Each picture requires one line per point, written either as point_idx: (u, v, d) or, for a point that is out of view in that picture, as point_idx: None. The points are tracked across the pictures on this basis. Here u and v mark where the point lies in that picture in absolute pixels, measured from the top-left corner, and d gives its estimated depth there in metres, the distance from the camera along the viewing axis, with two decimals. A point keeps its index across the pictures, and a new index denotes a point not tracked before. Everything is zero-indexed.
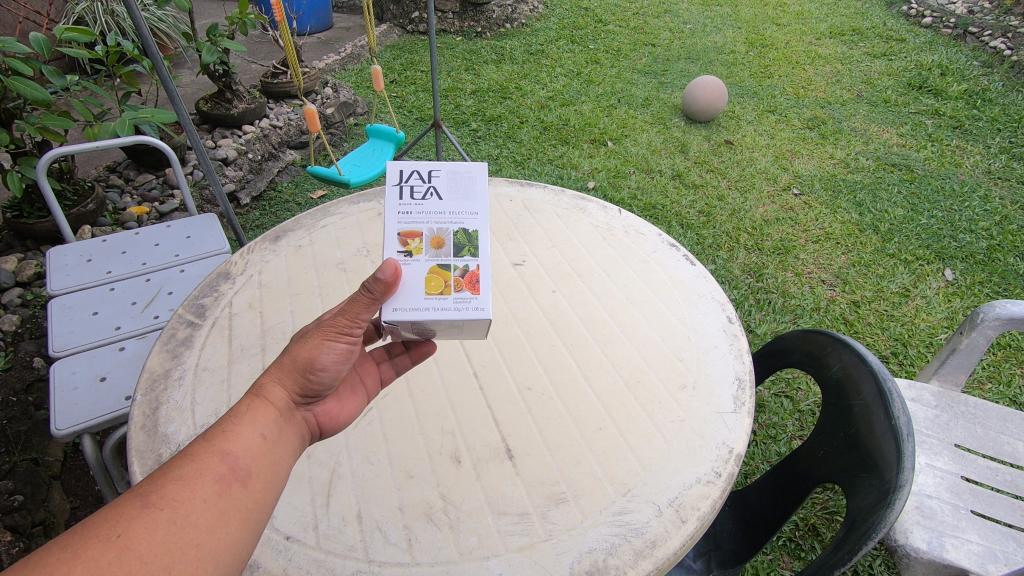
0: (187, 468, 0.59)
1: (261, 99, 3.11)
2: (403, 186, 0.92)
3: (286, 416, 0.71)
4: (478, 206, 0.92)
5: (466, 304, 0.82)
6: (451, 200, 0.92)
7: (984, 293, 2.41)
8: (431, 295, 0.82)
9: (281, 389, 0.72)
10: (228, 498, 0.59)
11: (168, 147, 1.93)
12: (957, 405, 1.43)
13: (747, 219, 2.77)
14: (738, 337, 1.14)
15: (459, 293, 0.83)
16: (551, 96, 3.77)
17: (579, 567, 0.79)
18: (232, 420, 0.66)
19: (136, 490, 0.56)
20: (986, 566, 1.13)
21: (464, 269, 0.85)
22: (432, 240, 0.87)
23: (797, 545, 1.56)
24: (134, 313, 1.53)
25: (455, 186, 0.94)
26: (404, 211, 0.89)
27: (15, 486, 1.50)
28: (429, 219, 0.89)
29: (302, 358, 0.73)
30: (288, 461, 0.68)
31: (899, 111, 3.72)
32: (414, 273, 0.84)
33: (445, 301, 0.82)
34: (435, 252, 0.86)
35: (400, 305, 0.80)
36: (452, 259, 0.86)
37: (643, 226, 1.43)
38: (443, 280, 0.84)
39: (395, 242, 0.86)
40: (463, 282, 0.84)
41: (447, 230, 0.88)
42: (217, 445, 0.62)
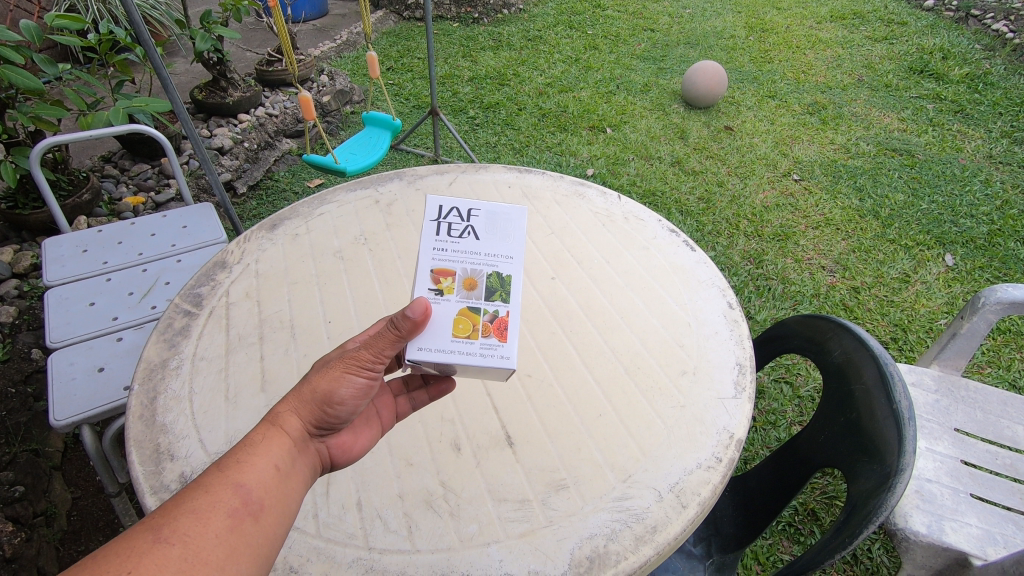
0: (200, 500, 0.57)
1: (256, 87, 3.07)
2: (440, 222, 0.91)
3: (301, 446, 0.68)
4: (513, 249, 0.89)
5: (492, 351, 0.80)
6: (487, 241, 0.89)
7: (985, 278, 2.41)
8: (457, 338, 0.80)
9: (297, 419, 0.68)
10: (240, 533, 0.57)
11: (163, 136, 1.87)
12: (958, 389, 1.43)
13: (747, 206, 2.75)
14: (739, 323, 1.14)
15: (485, 338, 0.81)
16: (550, 83, 3.73)
17: (580, 553, 0.79)
18: (245, 449, 0.63)
19: (148, 522, 0.53)
20: (986, 549, 1.14)
21: (494, 313, 0.83)
22: (464, 281, 0.85)
23: (797, 530, 1.57)
24: (131, 304, 1.52)
25: (493, 227, 0.91)
26: (440, 248, 0.88)
27: (16, 477, 1.50)
28: (463, 258, 0.87)
29: (322, 390, 0.69)
30: (300, 492, 0.65)
31: (900, 95, 3.69)
32: (443, 313, 0.82)
33: (471, 345, 0.80)
34: (467, 293, 0.84)
35: (427, 345, 0.79)
36: (483, 303, 0.83)
37: (643, 212, 1.42)
38: (471, 323, 0.81)
39: (428, 279, 0.84)
40: (491, 328, 0.82)
41: (481, 272, 0.86)
42: (231, 477, 0.60)
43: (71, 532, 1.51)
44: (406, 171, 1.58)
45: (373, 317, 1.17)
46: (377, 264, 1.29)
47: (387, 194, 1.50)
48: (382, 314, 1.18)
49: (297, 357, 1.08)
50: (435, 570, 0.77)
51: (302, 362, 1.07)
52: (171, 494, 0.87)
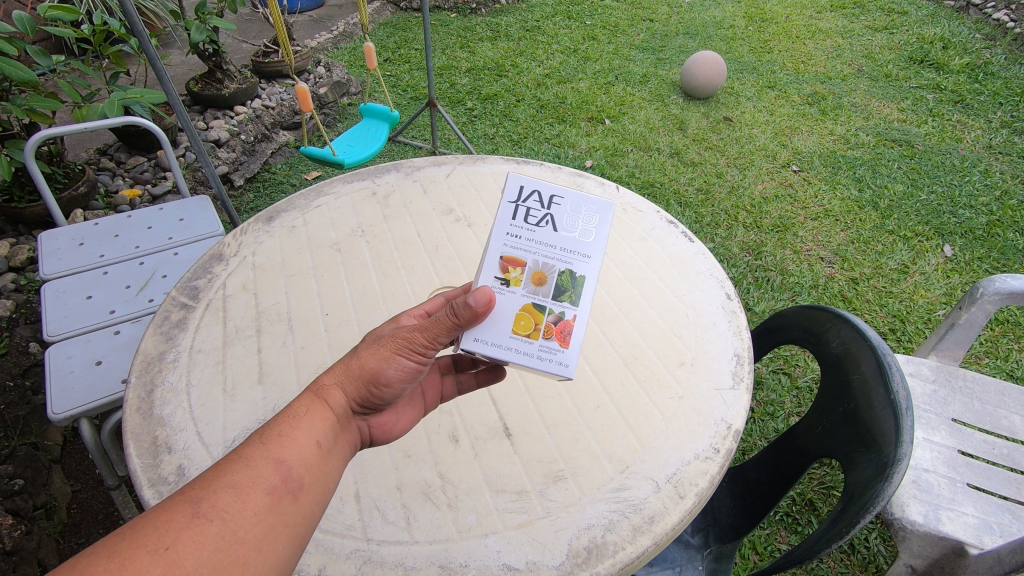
0: (240, 475, 0.56)
1: (252, 79, 3.05)
2: (519, 206, 0.87)
3: (342, 424, 0.68)
4: (592, 248, 0.86)
5: (550, 355, 0.79)
6: (565, 235, 0.86)
7: (983, 269, 2.41)
8: (518, 337, 0.79)
9: (342, 395, 0.68)
10: (278, 512, 0.56)
11: (158, 128, 1.84)
12: (955, 379, 1.44)
13: (745, 197, 2.75)
14: (737, 314, 1.13)
15: (545, 341, 0.80)
16: (548, 74, 3.71)
17: (578, 544, 0.79)
18: (288, 423, 0.63)
19: (188, 495, 0.53)
20: (982, 538, 1.14)
21: (559, 315, 0.81)
22: (533, 275, 0.83)
23: (794, 519, 1.58)
24: (128, 297, 1.52)
25: (575, 220, 0.87)
26: (514, 233, 0.85)
27: (16, 470, 1.50)
28: (537, 250, 0.84)
29: (370, 368, 0.69)
30: (338, 472, 0.64)
31: (900, 85, 3.67)
32: (506, 306, 0.80)
33: (530, 346, 0.79)
34: (534, 289, 0.82)
35: (486, 339, 0.78)
36: (549, 302, 0.81)
37: (641, 203, 1.41)
38: (534, 321, 0.80)
39: (498, 267, 0.82)
40: (554, 330, 0.80)
41: (552, 267, 0.83)
42: (272, 451, 0.59)
43: (71, 525, 1.52)
44: (404, 163, 1.57)
45: (371, 310, 1.16)
46: (375, 257, 1.29)
47: (384, 186, 1.49)
48: (380, 306, 1.17)
49: (295, 349, 1.08)
50: (433, 561, 0.77)
51: (299, 355, 1.07)
52: (170, 487, 0.87)
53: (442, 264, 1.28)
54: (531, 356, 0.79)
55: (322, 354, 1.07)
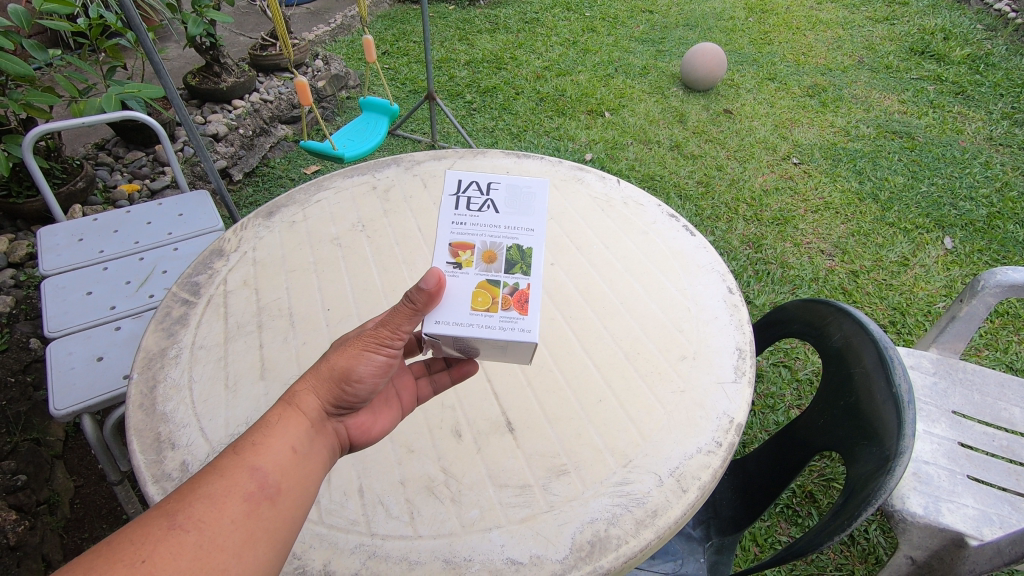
0: (215, 485, 0.57)
1: (250, 73, 3.04)
2: (459, 198, 0.90)
3: (318, 426, 0.68)
4: (535, 222, 0.89)
5: (513, 324, 0.78)
6: (507, 214, 0.89)
7: (983, 261, 2.41)
8: (477, 312, 0.79)
9: (315, 398, 0.68)
10: (256, 517, 0.57)
11: (156, 123, 1.82)
12: (956, 371, 1.44)
13: (746, 189, 2.74)
14: (738, 308, 1.14)
15: (505, 311, 0.80)
16: (547, 66, 3.69)
17: (581, 538, 0.80)
18: (262, 431, 0.63)
19: (163, 508, 0.54)
20: (982, 529, 1.15)
21: (514, 286, 0.82)
22: (483, 254, 0.84)
23: (794, 511, 1.59)
24: (129, 292, 1.52)
25: (514, 202, 0.91)
26: (459, 221, 0.87)
27: (18, 466, 1.51)
28: (483, 232, 0.86)
29: (340, 367, 0.69)
30: (318, 476, 0.64)
31: (901, 77, 3.66)
32: (460, 286, 0.81)
33: (491, 318, 0.79)
34: (486, 265, 0.83)
35: (445, 319, 0.77)
36: (502, 276, 0.82)
37: (642, 197, 1.41)
38: (491, 296, 0.80)
39: (447, 252, 0.83)
40: (512, 300, 0.80)
41: (500, 245, 0.85)
42: (247, 459, 0.60)
43: (74, 520, 1.52)
44: (403, 157, 1.57)
45: (372, 305, 1.16)
46: (375, 252, 1.28)
47: (384, 180, 1.49)
48: (381, 301, 1.17)
49: (296, 345, 1.08)
50: (438, 556, 0.78)
51: (300, 350, 1.07)
52: (174, 483, 0.87)
53: None
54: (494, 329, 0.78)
55: (324, 350, 1.07)
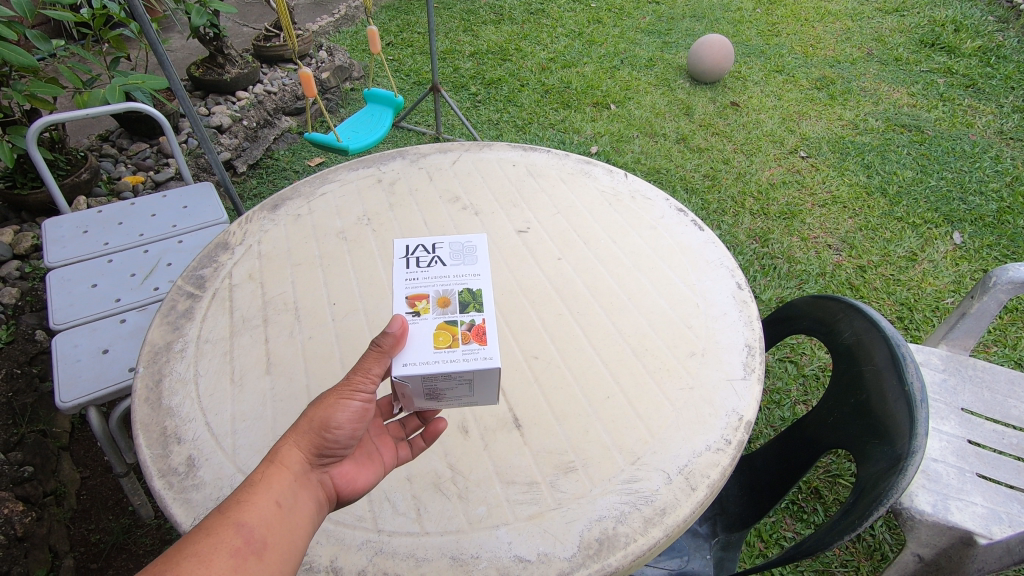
0: (201, 543, 0.56)
1: (253, 64, 3.02)
2: (407, 258, 0.90)
3: (303, 479, 0.67)
4: (481, 267, 0.89)
5: (477, 354, 0.76)
6: (455, 265, 0.89)
7: (993, 256, 2.39)
8: (439, 349, 0.77)
9: (297, 451, 0.67)
10: (243, 573, 0.56)
11: (160, 114, 1.81)
12: (965, 368, 1.43)
13: (752, 183, 2.72)
14: (747, 304, 1.12)
15: (466, 345, 0.78)
16: (553, 58, 3.66)
17: (589, 535, 0.79)
18: (246, 487, 0.62)
19: (149, 570, 0.53)
20: (991, 527, 1.14)
21: (473, 321, 0.80)
22: (438, 301, 0.83)
23: (799, 507, 1.58)
24: (133, 285, 1.51)
25: (460, 253, 0.91)
26: (410, 277, 0.86)
27: (24, 458, 1.50)
28: (435, 283, 0.85)
29: (318, 418, 0.68)
30: (305, 528, 0.64)
31: (910, 69, 3.62)
32: (420, 330, 0.79)
33: (453, 353, 0.76)
34: (442, 308, 0.82)
35: (408, 358, 0.75)
36: (458, 315, 0.81)
37: (650, 191, 1.40)
38: (450, 333, 0.78)
39: (402, 304, 0.82)
40: (470, 334, 0.78)
41: (452, 290, 0.84)
42: (233, 516, 0.59)
43: (80, 511, 1.54)
44: (409, 150, 1.55)
45: (378, 299, 1.15)
46: (381, 246, 1.27)
47: (390, 173, 1.48)
48: (386, 297, 1.16)
49: (302, 340, 1.07)
50: (444, 553, 0.77)
51: (307, 344, 1.06)
52: (180, 478, 0.87)
53: None
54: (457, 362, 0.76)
55: (330, 344, 1.07)
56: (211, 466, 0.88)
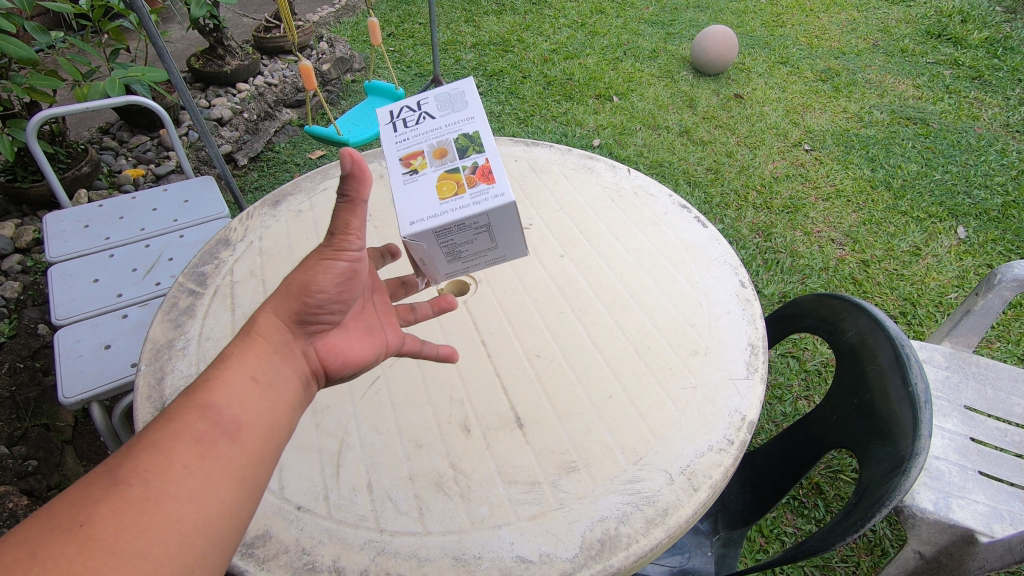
0: (163, 431, 0.55)
1: (253, 56, 3.00)
2: (395, 121, 0.93)
3: (279, 353, 0.66)
4: (471, 110, 0.91)
5: (485, 196, 0.84)
6: (443, 115, 0.92)
7: (997, 251, 2.37)
8: (445, 197, 0.84)
9: (275, 327, 0.67)
10: (214, 453, 0.56)
11: (160, 107, 1.79)
12: (968, 366, 1.42)
13: (755, 176, 2.70)
14: (751, 302, 1.12)
15: (473, 188, 0.85)
16: (555, 49, 3.63)
17: (591, 536, 0.79)
18: (215, 369, 0.61)
19: (107, 464, 0.52)
20: (992, 526, 1.13)
21: (473, 163, 0.86)
22: (433, 153, 0.88)
23: (800, 503, 1.58)
24: (135, 280, 1.51)
25: (445, 103, 0.93)
26: (401, 140, 0.90)
27: (28, 452, 1.52)
28: (427, 138, 0.90)
29: (296, 284, 0.67)
30: (283, 405, 0.63)
31: (916, 61, 3.58)
32: (423, 184, 0.86)
33: (462, 200, 0.84)
34: (440, 159, 0.87)
35: (421, 213, 0.83)
36: (459, 162, 0.87)
37: (653, 186, 1.39)
38: (454, 182, 0.85)
39: (400, 166, 0.88)
40: (475, 177, 0.85)
41: (447, 138, 0.88)
42: (198, 399, 0.58)
43: None
44: None
45: None
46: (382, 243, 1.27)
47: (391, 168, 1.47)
48: None
49: None
50: (446, 553, 0.77)
51: None
52: None
53: None
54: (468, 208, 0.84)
55: None
56: None
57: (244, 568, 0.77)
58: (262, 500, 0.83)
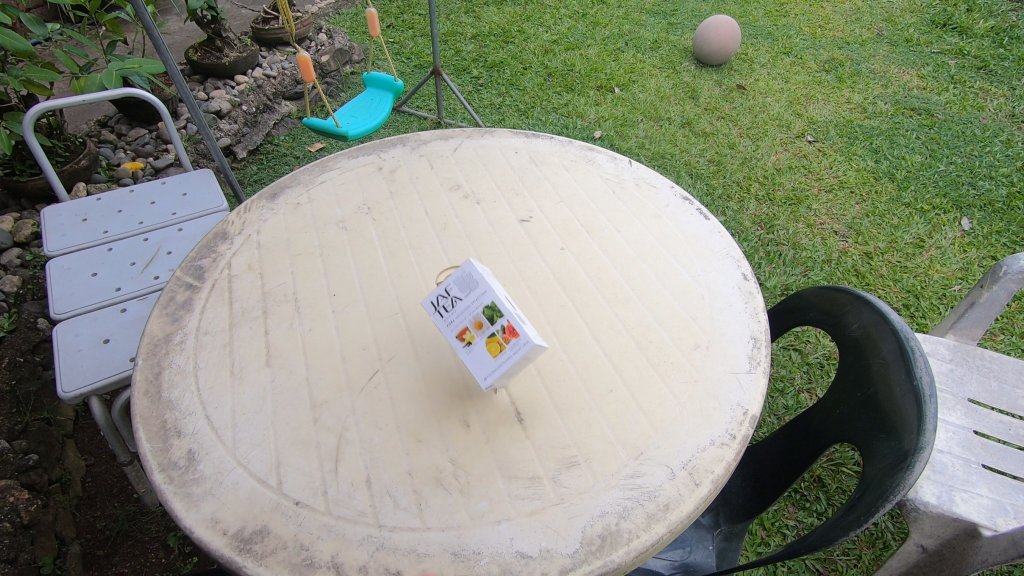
0: None
1: (252, 47, 2.98)
2: (434, 307, 0.93)
3: None
4: (482, 279, 0.87)
5: (522, 346, 0.82)
6: (465, 289, 0.89)
7: (1002, 243, 2.35)
8: (497, 357, 0.84)
9: None
10: None
11: (158, 100, 1.77)
12: (973, 358, 1.41)
13: (758, 168, 2.68)
14: (753, 295, 1.11)
15: (513, 343, 0.83)
16: (556, 40, 3.60)
17: (591, 531, 0.79)
18: None
19: None
20: (996, 520, 1.12)
21: (502, 322, 0.84)
22: (474, 325, 0.87)
23: (802, 496, 1.58)
24: (133, 274, 1.50)
25: (461, 279, 0.89)
26: (447, 322, 0.91)
27: (29, 446, 1.50)
28: (462, 313, 0.89)
29: None
30: None
31: (921, 51, 3.54)
32: (477, 355, 0.87)
33: (508, 355, 0.84)
34: (478, 328, 0.87)
35: (487, 373, 0.85)
36: (492, 327, 0.85)
37: (654, 178, 1.38)
38: (495, 344, 0.85)
39: (457, 344, 0.89)
40: (508, 336, 0.84)
41: (475, 309, 0.87)
42: None
43: (86, 498, 1.55)
44: (409, 136, 1.53)
45: (379, 290, 1.14)
46: (382, 236, 1.25)
47: (390, 160, 1.46)
48: (388, 287, 1.14)
49: (302, 331, 1.06)
50: (446, 548, 0.77)
51: (307, 337, 1.05)
52: (180, 472, 0.86)
53: (450, 243, 1.24)
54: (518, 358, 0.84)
55: (330, 336, 1.05)
56: (211, 460, 0.87)
57: (242, 564, 0.76)
58: (260, 496, 0.83)
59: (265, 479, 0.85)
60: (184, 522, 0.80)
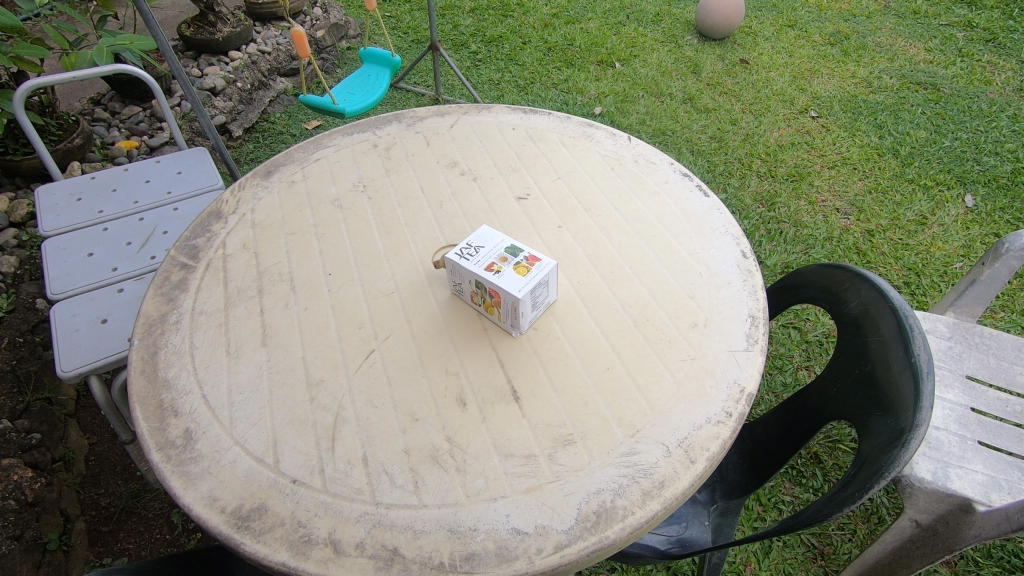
0: None
1: (246, 22, 2.92)
2: (455, 259, 0.99)
3: None
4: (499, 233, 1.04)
5: (547, 265, 0.97)
6: (484, 240, 1.01)
7: (1005, 220, 2.33)
8: (528, 275, 0.95)
9: None
10: None
11: (150, 76, 1.71)
12: (972, 336, 1.41)
13: (760, 144, 2.65)
14: (752, 273, 1.10)
15: (538, 265, 0.97)
16: (556, 14, 3.53)
17: (588, 508, 0.79)
18: None
19: None
20: (990, 495, 1.12)
21: (525, 254, 0.99)
22: (500, 260, 0.98)
23: (798, 472, 1.59)
24: (130, 254, 1.49)
25: (481, 235, 1.02)
26: (471, 263, 0.98)
27: (31, 425, 1.51)
28: (486, 252, 0.99)
29: None
30: None
31: (928, 23, 3.47)
32: (506, 277, 0.95)
33: (536, 271, 0.96)
34: (504, 260, 0.98)
35: (520, 287, 0.93)
36: (517, 256, 0.98)
37: (654, 155, 1.35)
38: (522, 268, 0.96)
39: (486, 274, 0.96)
40: (533, 260, 0.98)
41: (500, 246, 1.00)
42: None
43: (90, 476, 1.56)
44: (405, 113, 1.50)
45: (375, 269, 1.13)
46: (377, 214, 1.24)
47: (386, 137, 1.43)
48: (383, 265, 1.13)
49: (297, 310, 1.05)
50: (443, 525, 0.77)
51: (302, 316, 1.04)
52: (178, 451, 0.86)
53: (446, 221, 1.22)
54: (541, 275, 0.96)
55: (326, 316, 1.04)
56: (208, 439, 0.87)
57: (241, 541, 0.77)
58: (257, 474, 0.83)
59: (262, 457, 0.85)
60: (181, 500, 0.81)
